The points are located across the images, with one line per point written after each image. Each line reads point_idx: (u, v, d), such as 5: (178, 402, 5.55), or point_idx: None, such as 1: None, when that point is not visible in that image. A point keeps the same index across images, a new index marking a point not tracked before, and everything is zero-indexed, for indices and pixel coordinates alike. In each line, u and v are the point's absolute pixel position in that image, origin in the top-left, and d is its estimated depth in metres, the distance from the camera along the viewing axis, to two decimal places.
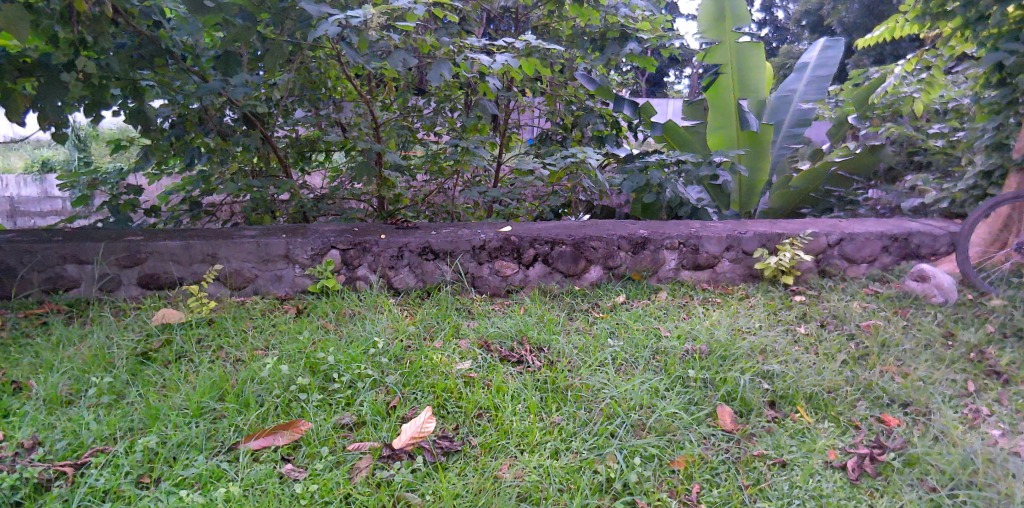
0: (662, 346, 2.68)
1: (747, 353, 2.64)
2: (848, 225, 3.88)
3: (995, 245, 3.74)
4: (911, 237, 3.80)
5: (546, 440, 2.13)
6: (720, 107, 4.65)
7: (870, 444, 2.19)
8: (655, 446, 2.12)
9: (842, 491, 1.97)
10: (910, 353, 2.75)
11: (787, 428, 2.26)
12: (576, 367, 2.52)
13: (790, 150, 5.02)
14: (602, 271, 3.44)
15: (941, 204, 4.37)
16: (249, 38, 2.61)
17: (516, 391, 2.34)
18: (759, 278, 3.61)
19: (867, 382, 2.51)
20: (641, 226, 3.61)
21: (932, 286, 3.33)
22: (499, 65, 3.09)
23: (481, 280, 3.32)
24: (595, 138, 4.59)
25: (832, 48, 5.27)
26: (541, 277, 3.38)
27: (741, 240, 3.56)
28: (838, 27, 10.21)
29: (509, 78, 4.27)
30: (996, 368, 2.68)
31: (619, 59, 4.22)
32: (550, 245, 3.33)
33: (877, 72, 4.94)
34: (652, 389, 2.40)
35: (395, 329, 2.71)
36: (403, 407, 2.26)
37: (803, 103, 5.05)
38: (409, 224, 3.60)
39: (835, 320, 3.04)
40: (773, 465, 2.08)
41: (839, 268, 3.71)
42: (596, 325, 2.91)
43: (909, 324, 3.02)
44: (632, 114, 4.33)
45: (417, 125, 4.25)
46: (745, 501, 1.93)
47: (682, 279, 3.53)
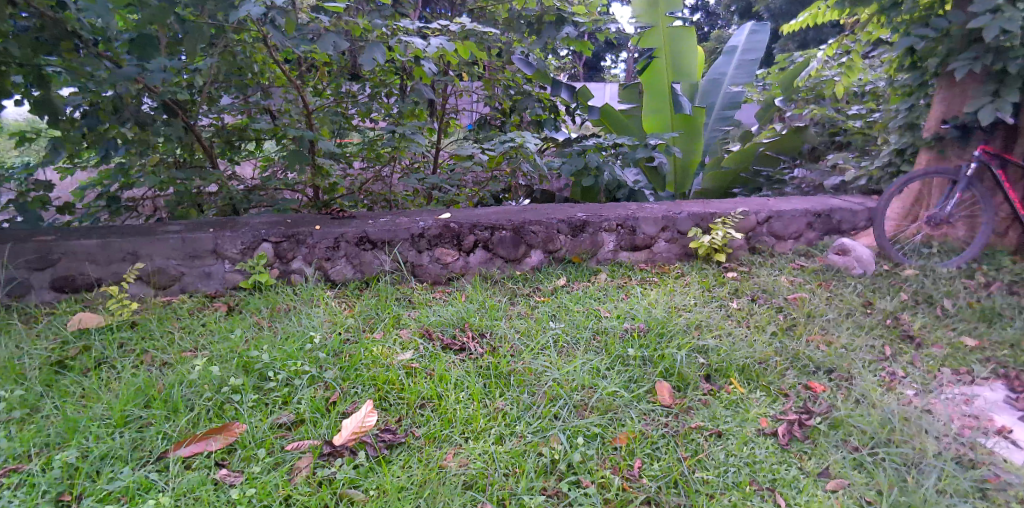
0: (602, 326, 2.73)
1: (683, 329, 2.71)
2: (775, 202, 4.04)
3: (908, 218, 4.01)
4: (832, 213, 4.01)
5: (490, 426, 2.12)
6: (656, 90, 4.75)
7: (799, 410, 2.31)
8: (598, 425, 2.16)
9: (773, 456, 2.07)
10: (833, 322, 2.91)
11: (721, 399, 2.34)
12: (518, 352, 2.52)
13: (721, 132, 5.18)
14: (542, 255, 3.46)
15: (860, 182, 4.65)
16: (166, 20, 2.45)
17: (459, 378, 2.33)
18: (693, 257, 3.72)
19: (795, 351, 2.64)
20: (579, 209, 3.64)
21: (852, 259, 3.52)
22: (432, 48, 3.03)
23: (422, 268, 3.28)
24: (535, 122, 4.74)
25: (759, 32, 5.45)
26: (482, 263, 3.36)
27: (676, 220, 3.65)
28: (765, 13, 10.66)
29: (445, 63, 4.21)
30: (909, 332, 2.89)
31: (557, 43, 4.21)
32: (490, 231, 3.32)
33: (802, 55, 5.13)
34: (594, 369, 2.43)
35: (333, 322, 2.64)
36: (344, 402, 2.21)
37: (733, 86, 5.22)
38: (344, 214, 3.50)
39: (764, 294, 3.18)
40: (710, 436, 2.16)
41: (768, 245, 3.86)
42: (537, 309, 2.93)
43: (833, 296, 3.19)
44: (569, 98, 4.53)
45: (352, 111, 4.11)
46: (684, 472, 1.99)
47: (620, 260, 3.60)
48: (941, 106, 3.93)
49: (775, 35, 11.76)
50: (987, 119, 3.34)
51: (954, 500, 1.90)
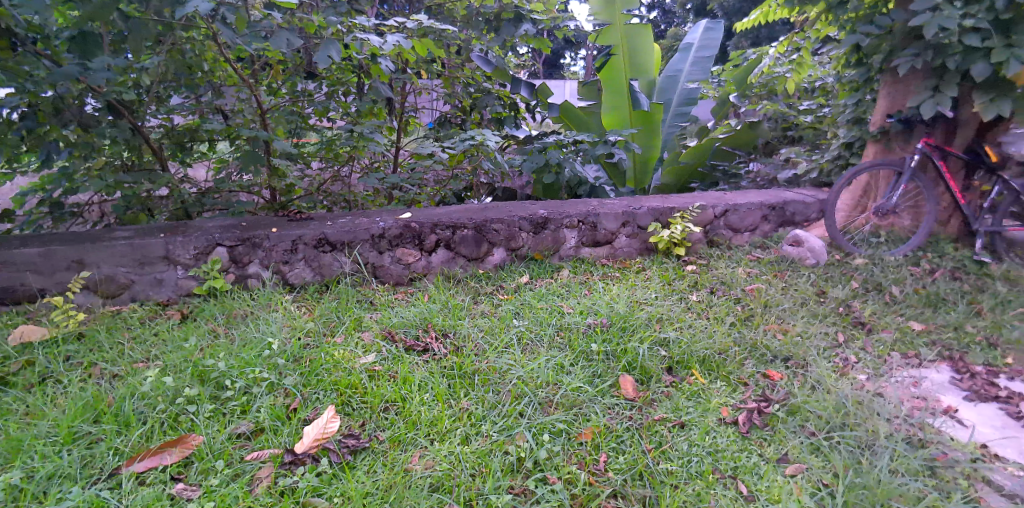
0: (566, 322, 2.74)
1: (645, 323, 2.74)
2: (732, 196, 4.13)
3: (857, 209, 4.15)
4: (786, 205, 4.12)
5: (456, 426, 2.11)
6: (614, 87, 4.80)
7: (757, 398, 2.37)
8: (563, 421, 2.17)
9: (734, 445, 2.11)
10: (789, 311, 3.00)
11: (683, 391, 2.38)
12: (482, 351, 2.51)
13: (678, 128, 5.27)
14: (505, 253, 3.46)
15: (811, 175, 4.80)
16: (108, 16, 2.35)
17: (422, 380, 2.30)
18: (654, 251, 3.78)
19: (753, 341, 2.71)
20: (540, 205, 3.65)
21: (806, 250, 3.61)
22: (389, 46, 2.99)
23: (383, 269, 3.23)
24: (495, 120, 4.78)
25: (713, 30, 5.55)
26: (444, 263, 3.34)
27: (636, 215, 3.69)
28: (719, 11, 10.91)
29: (403, 60, 4.16)
30: (861, 319, 3.01)
31: (515, 40, 4.22)
32: (451, 230, 3.29)
33: (754, 53, 5.25)
34: (558, 366, 2.44)
35: (292, 327, 2.58)
36: (305, 408, 2.16)
37: (689, 83, 5.31)
38: (302, 216, 3.42)
39: (723, 286, 3.25)
40: (673, 427, 2.19)
41: (725, 238, 3.95)
42: (501, 307, 2.92)
43: (788, 286, 3.28)
44: (528, 95, 4.73)
45: (309, 110, 4.02)
46: (649, 464, 2.02)
47: (582, 256, 3.63)
48: (886, 100, 4.07)
49: (729, 32, 12.04)
50: (928, 113, 3.48)
51: (906, 479, 1.97)
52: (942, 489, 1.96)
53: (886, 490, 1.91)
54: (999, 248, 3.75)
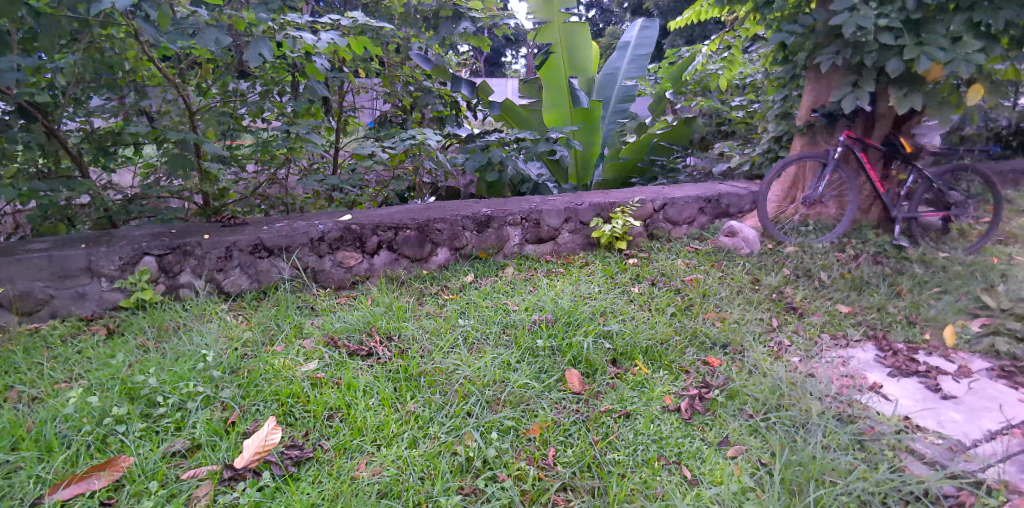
0: (511, 319, 2.75)
1: (590, 316, 2.78)
2: (669, 190, 4.24)
3: (786, 200, 4.34)
4: (721, 198, 4.27)
5: (403, 430, 2.08)
6: (554, 85, 4.85)
7: (698, 385, 2.45)
8: (511, 418, 2.17)
9: (677, 431, 2.17)
10: (726, 300, 3.10)
11: (628, 381, 2.43)
12: (428, 353, 2.49)
13: (618, 124, 5.36)
14: (449, 253, 3.44)
15: (744, 168, 4.99)
16: (15, 13, 2.20)
17: (367, 385, 2.26)
18: (596, 246, 3.84)
19: (693, 329, 2.79)
20: (483, 204, 3.64)
21: (741, 240, 3.76)
22: (323, 44, 2.92)
23: (324, 273, 3.16)
24: (436, 118, 4.79)
25: (649, 28, 5.68)
26: (386, 264, 3.29)
27: (578, 211, 3.74)
28: (655, 11, 11.20)
29: (339, 59, 4.07)
30: (793, 304, 3.16)
31: (454, 38, 4.21)
32: (393, 231, 3.25)
33: (688, 51, 5.39)
34: (504, 363, 2.44)
35: (228, 338, 2.48)
36: (244, 421, 2.09)
37: (627, 80, 5.41)
38: (236, 221, 3.30)
39: (663, 277, 3.33)
40: (619, 417, 2.23)
41: (665, 231, 4.05)
42: (446, 307, 2.90)
43: (724, 275, 3.40)
44: (470, 94, 4.56)
45: (242, 111, 3.88)
46: (596, 455, 2.05)
47: (526, 253, 3.65)
48: (810, 96, 4.27)
49: (664, 31, 12.38)
50: (849, 107, 3.66)
51: (837, 454, 2.07)
52: (870, 460, 2.06)
53: (819, 465, 1.99)
54: (915, 232, 4.02)
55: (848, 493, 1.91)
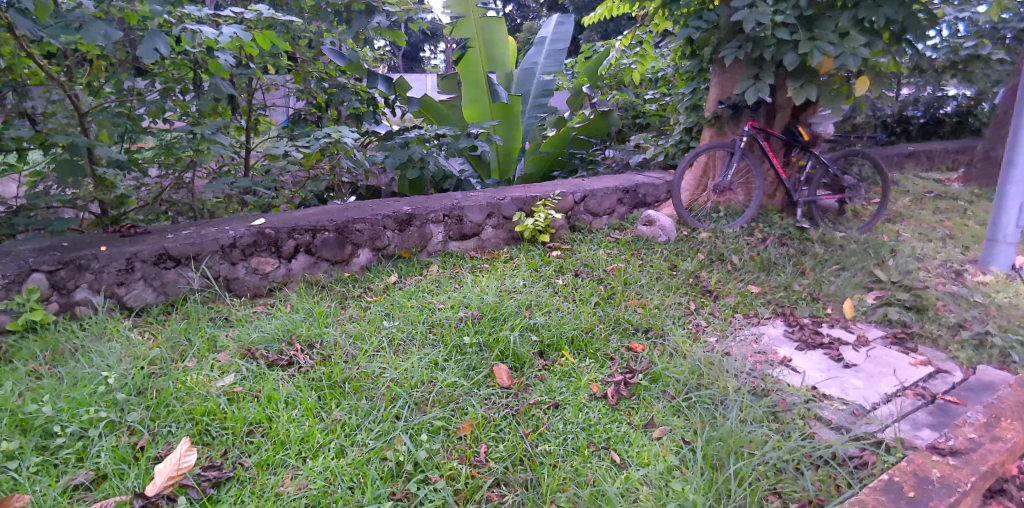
0: (436, 318, 2.72)
1: (515, 310, 2.80)
2: (588, 182, 4.33)
3: (699, 188, 4.53)
4: (638, 188, 4.42)
5: (329, 440, 2.01)
6: (472, 80, 4.82)
7: (623, 370, 2.52)
8: (441, 418, 2.15)
9: (604, 417, 2.23)
10: (646, 287, 3.21)
11: (555, 372, 2.47)
12: (352, 358, 2.42)
13: (538, 119, 5.40)
14: (370, 254, 3.36)
15: (659, 158, 5.18)
16: None
17: (288, 396, 2.17)
18: (520, 240, 3.87)
19: (616, 317, 2.87)
20: (404, 202, 3.58)
21: (658, 228, 3.89)
22: (226, 39, 2.77)
23: (238, 282, 3.00)
24: (353, 115, 4.62)
25: (564, 23, 5.72)
26: (305, 269, 3.17)
27: (500, 206, 3.76)
28: (570, 6, 11.41)
29: (246, 55, 3.87)
30: (708, 287, 3.31)
31: (368, 33, 4.10)
32: (311, 234, 3.14)
33: (603, 45, 5.50)
34: (432, 363, 2.42)
35: (134, 357, 2.32)
36: (156, 445, 1.96)
37: (545, 75, 5.46)
38: (137, 230, 3.07)
39: (587, 268, 3.40)
40: (548, 409, 2.26)
41: (586, 222, 4.14)
42: (370, 310, 2.84)
43: (644, 263, 3.51)
44: (387, 90, 4.43)
45: (140, 111, 3.61)
46: (528, 448, 2.06)
47: (451, 250, 3.63)
48: (716, 88, 4.47)
49: (580, 26, 12.64)
50: (752, 98, 3.85)
51: (753, 426, 2.18)
52: (783, 430, 2.19)
53: (739, 439, 2.09)
54: (814, 215, 4.30)
55: (765, 462, 2.02)
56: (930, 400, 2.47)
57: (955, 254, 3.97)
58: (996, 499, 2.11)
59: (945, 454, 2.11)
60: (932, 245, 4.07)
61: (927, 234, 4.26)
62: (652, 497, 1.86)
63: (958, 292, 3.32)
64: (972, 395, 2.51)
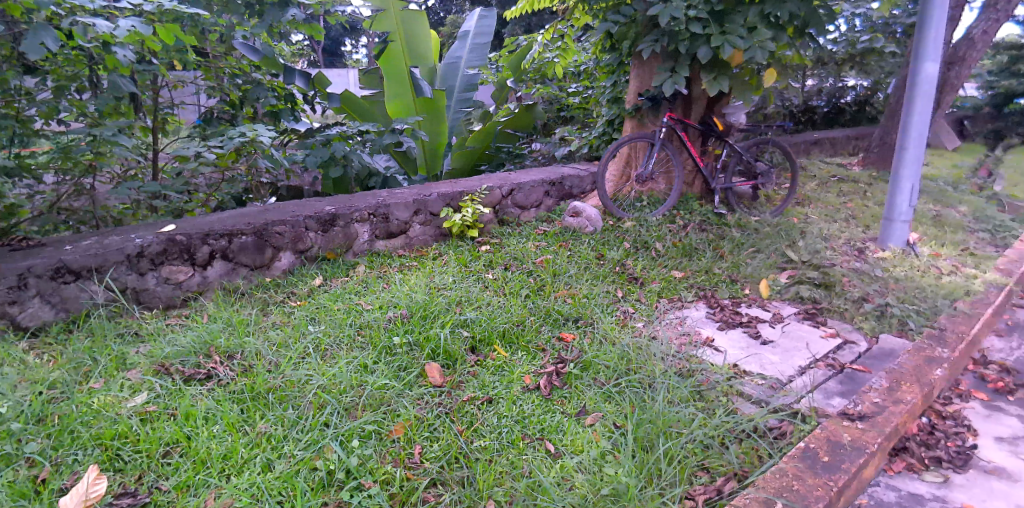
0: (365, 320, 2.65)
1: (445, 307, 2.77)
2: (515, 175, 4.34)
3: (622, 178, 4.64)
4: (563, 181, 4.48)
5: (254, 454, 1.92)
6: (395, 75, 4.71)
7: (554, 361, 2.56)
8: (373, 422, 2.10)
9: (538, 409, 2.25)
10: (575, 277, 3.27)
11: (488, 367, 2.47)
12: (276, 366, 2.33)
13: (463, 113, 5.30)
14: (293, 257, 3.24)
15: (583, 150, 5.27)
16: None
17: (208, 411, 2.07)
18: (449, 236, 3.85)
19: (546, 308, 2.91)
20: (326, 202, 3.47)
21: (584, 219, 3.96)
22: (122, 33, 2.58)
23: (149, 293, 2.81)
24: (270, 113, 4.43)
25: (488, 17, 5.62)
26: (222, 275, 3.02)
27: (427, 202, 3.72)
28: None
29: (149, 50, 3.62)
30: (635, 275, 3.40)
31: (281, 26, 3.91)
32: (227, 238, 2.99)
33: (526, 39, 5.47)
34: (360, 366, 2.36)
35: (31, 382, 2.13)
36: (60, 475, 1.81)
37: (469, 69, 5.36)
38: (27, 243, 2.81)
39: (516, 262, 3.41)
40: (482, 404, 2.26)
41: (514, 215, 4.15)
42: (294, 315, 2.74)
43: (572, 253, 3.57)
44: (305, 85, 4.28)
45: (29, 112, 3.31)
46: (462, 446, 2.05)
47: (377, 249, 3.56)
48: (636, 81, 4.57)
49: (503, 20, 12.65)
50: (670, 90, 3.95)
51: (680, 406, 2.25)
52: (708, 408, 2.28)
53: (667, 419, 2.16)
54: (731, 201, 4.51)
55: (691, 440, 2.10)
56: (840, 370, 2.64)
57: (857, 233, 4.27)
58: (900, 456, 2.28)
59: (853, 419, 2.26)
60: (837, 225, 4.36)
61: (832, 215, 4.56)
62: (587, 483, 1.89)
63: (860, 268, 3.57)
64: (876, 363, 2.71)
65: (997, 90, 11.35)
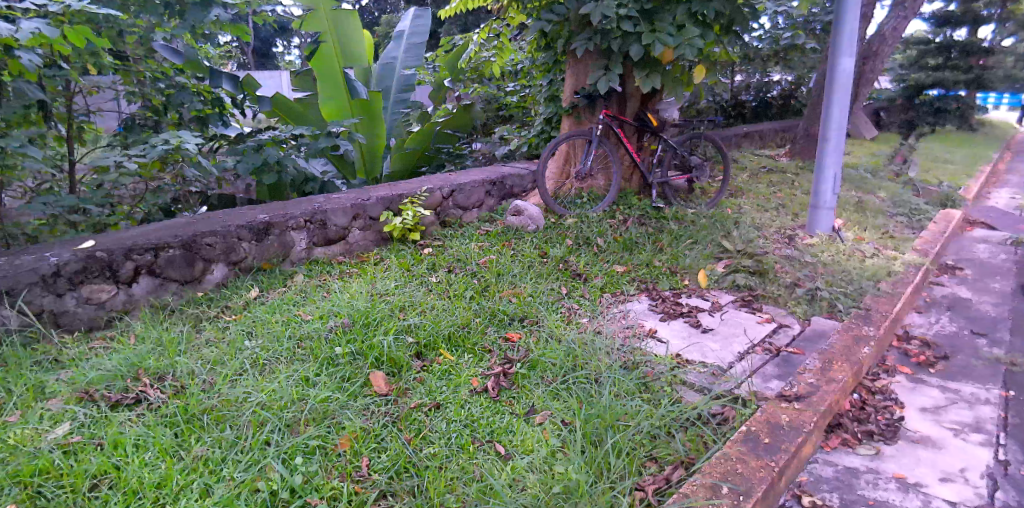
0: (306, 331, 2.57)
1: (388, 314, 2.72)
2: (455, 176, 4.31)
3: (562, 176, 4.67)
4: (504, 180, 4.49)
5: (190, 480, 1.81)
6: (328, 77, 4.59)
7: (501, 362, 2.55)
8: (317, 437, 2.04)
9: (486, 411, 2.24)
10: (519, 276, 3.27)
11: (434, 372, 2.44)
12: (211, 386, 2.22)
13: (401, 114, 5.25)
14: (226, 269, 3.11)
15: (523, 149, 5.29)
16: None
17: (137, 439, 1.95)
18: (390, 240, 3.79)
19: (491, 309, 2.90)
20: (259, 210, 3.35)
21: (526, 217, 3.98)
22: (25, 35, 2.41)
23: (68, 315, 2.62)
24: (196, 118, 4.23)
25: (422, 17, 5.56)
26: (149, 292, 2.85)
27: (366, 206, 3.64)
28: None
29: (59, 54, 3.40)
30: (578, 271, 3.44)
31: (205, 26, 3.75)
32: (153, 253, 2.83)
33: (462, 38, 5.43)
34: (301, 379, 2.29)
35: None
36: None
37: (406, 70, 5.29)
38: None
39: (459, 264, 3.39)
40: (429, 410, 2.23)
41: (456, 216, 4.13)
42: (229, 330, 2.62)
43: (516, 253, 3.57)
44: (234, 89, 4.11)
45: None
46: (411, 455, 2.01)
47: (316, 257, 3.46)
48: (571, 80, 4.63)
49: (438, 20, 12.56)
50: (604, 88, 4.01)
51: (627, 399, 2.28)
52: (653, 399, 2.33)
53: (614, 413, 2.18)
54: (668, 195, 4.63)
55: (639, 432, 2.13)
56: (776, 354, 2.75)
57: (787, 221, 4.46)
58: (836, 432, 2.40)
59: (791, 400, 2.36)
60: (768, 214, 4.54)
61: (763, 205, 4.74)
62: (538, 483, 1.88)
63: (791, 255, 3.73)
64: (809, 344, 2.84)
65: (908, 82, 12.13)
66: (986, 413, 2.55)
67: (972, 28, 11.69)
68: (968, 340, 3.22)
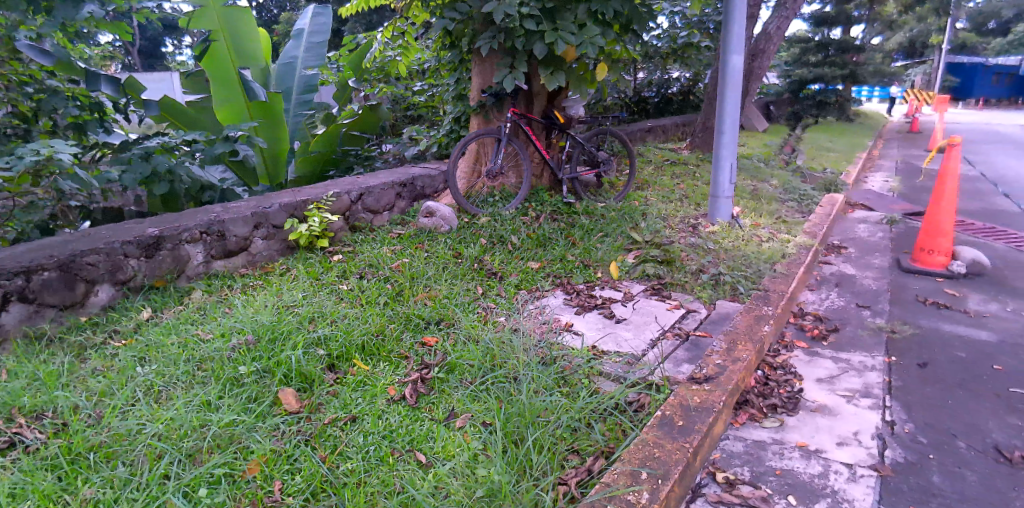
0: (206, 352, 2.41)
1: (296, 326, 2.60)
2: (363, 178, 4.19)
3: (474, 175, 4.65)
4: (415, 181, 4.42)
5: None
6: (222, 78, 4.32)
7: (418, 368, 2.51)
8: (223, 464, 1.91)
9: (405, 420, 2.19)
10: (433, 278, 3.23)
11: (348, 384, 2.36)
12: (98, 421, 2.03)
13: (304, 116, 5.00)
14: (112, 290, 2.86)
15: (433, 149, 5.22)
16: None
17: (11, 488, 1.74)
18: (297, 249, 3.63)
19: (406, 314, 2.85)
20: (147, 224, 3.11)
21: (439, 218, 3.93)
22: None
23: None
24: (72, 125, 3.85)
25: (323, 15, 5.36)
26: (22, 321, 2.56)
27: (268, 214, 3.47)
28: None
29: None
30: (494, 270, 3.45)
31: (79, 24, 3.41)
32: (24, 277, 2.54)
33: (364, 37, 5.28)
34: (203, 404, 2.14)
35: None
36: None
37: (307, 69, 5.06)
38: None
39: (372, 269, 3.31)
40: (345, 424, 2.16)
41: (366, 220, 4.01)
42: (117, 357, 2.41)
43: (429, 254, 3.53)
44: (116, 93, 3.80)
45: None
46: (327, 473, 1.93)
47: (215, 270, 3.26)
48: (478, 78, 4.61)
49: (342, 19, 12.21)
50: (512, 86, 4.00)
51: (546, 395, 2.29)
52: (572, 392, 2.37)
53: (535, 410, 2.18)
54: (578, 190, 4.72)
55: (559, 427, 2.15)
56: (685, 338, 2.88)
57: (691, 211, 4.67)
58: (743, 409, 2.54)
59: (700, 382, 2.46)
60: (673, 205, 4.74)
61: (668, 196, 4.95)
62: (461, 488, 1.84)
63: (695, 242, 3.91)
64: (714, 327, 2.99)
65: (793, 78, 13.07)
66: (873, 379, 2.78)
67: (844, 28, 12.80)
68: (854, 313, 3.51)
